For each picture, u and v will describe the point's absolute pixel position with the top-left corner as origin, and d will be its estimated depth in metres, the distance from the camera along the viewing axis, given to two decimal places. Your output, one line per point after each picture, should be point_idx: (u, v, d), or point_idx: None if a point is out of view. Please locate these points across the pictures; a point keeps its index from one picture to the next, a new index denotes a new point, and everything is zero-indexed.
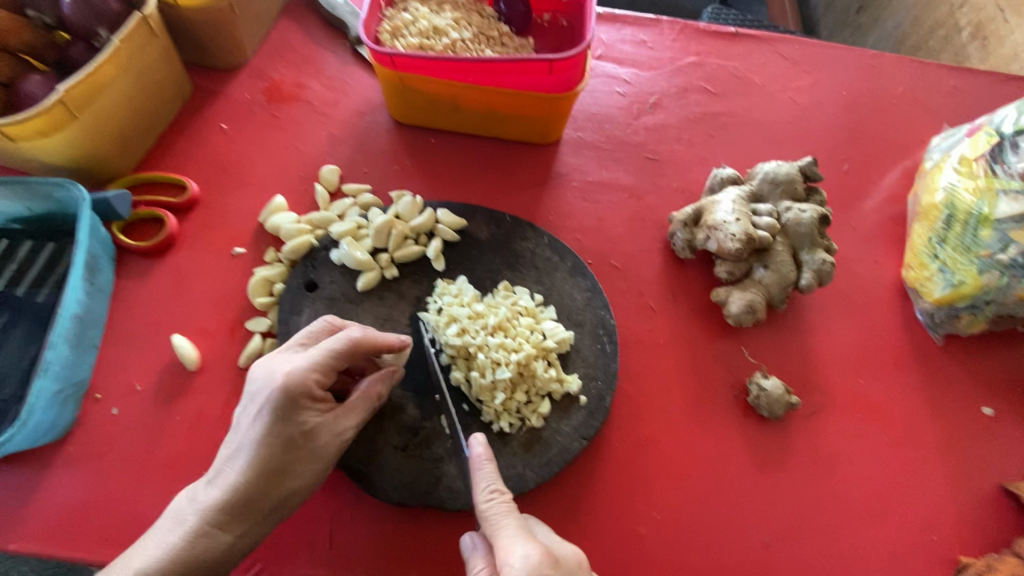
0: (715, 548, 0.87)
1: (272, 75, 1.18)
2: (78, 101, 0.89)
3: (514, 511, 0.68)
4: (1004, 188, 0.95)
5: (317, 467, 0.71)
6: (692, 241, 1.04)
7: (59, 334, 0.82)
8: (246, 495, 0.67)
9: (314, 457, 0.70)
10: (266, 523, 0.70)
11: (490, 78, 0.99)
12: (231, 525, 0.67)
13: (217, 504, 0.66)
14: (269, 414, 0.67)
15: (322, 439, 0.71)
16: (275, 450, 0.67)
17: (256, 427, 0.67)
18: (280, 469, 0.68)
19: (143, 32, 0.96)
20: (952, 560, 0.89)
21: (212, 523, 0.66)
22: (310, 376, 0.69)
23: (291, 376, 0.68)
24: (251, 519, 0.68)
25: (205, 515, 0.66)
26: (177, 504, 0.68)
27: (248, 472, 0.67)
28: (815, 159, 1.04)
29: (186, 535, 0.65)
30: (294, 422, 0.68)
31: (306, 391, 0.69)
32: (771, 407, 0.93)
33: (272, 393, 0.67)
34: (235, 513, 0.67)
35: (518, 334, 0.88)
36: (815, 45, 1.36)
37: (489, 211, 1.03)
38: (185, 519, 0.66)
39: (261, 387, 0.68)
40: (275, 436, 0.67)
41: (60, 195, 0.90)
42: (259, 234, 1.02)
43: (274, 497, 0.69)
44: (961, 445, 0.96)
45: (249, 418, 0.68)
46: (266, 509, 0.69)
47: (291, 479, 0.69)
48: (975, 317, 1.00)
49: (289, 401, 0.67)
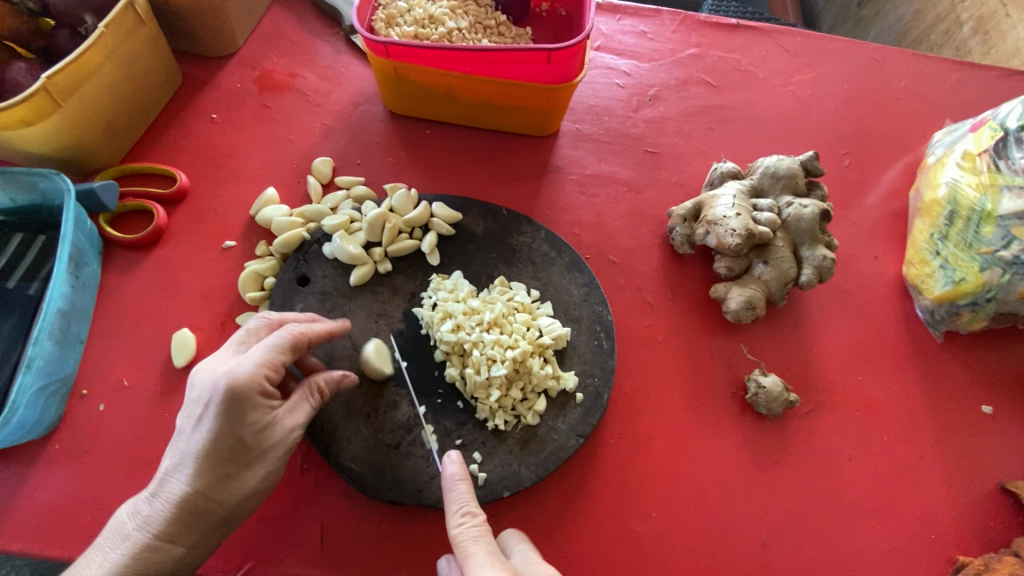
0: (713, 547, 0.85)
1: (264, 64, 1.16)
2: (62, 89, 0.86)
3: (485, 532, 0.67)
4: (1008, 184, 0.94)
5: (268, 469, 0.68)
6: (691, 235, 1.02)
7: (43, 329, 0.81)
8: (195, 503, 0.63)
9: (265, 458, 0.67)
10: (218, 531, 0.66)
11: (487, 68, 0.97)
12: (182, 536, 0.63)
13: (164, 515, 0.62)
14: (216, 417, 0.62)
15: (271, 439, 0.67)
16: (224, 454, 0.63)
17: (201, 432, 0.63)
18: (231, 472, 0.64)
19: (129, 19, 0.94)
20: (950, 559, 0.88)
21: (161, 536, 0.62)
22: (257, 374, 0.65)
23: (239, 375, 0.64)
24: (203, 529, 0.64)
25: (153, 528, 0.61)
26: (117, 520, 0.63)
27: (196, 480, 0.63)
28: (816, 153, 1.03)
29: (131, 551, 0.60)
30: (243, 423, 0.64)
31: (254, 389, 0.65)
32: (769, 404, 0.91)
33: (217, 394, 0.62)
34: (185, 524, 0.63)
35: (513, 330, 0.86)
36: (817, 38, 1.35)
37: (485, 205, 1.02)
38: (129, 535, 0.61)
39: (204, 390, 0.64)
40: (223, 440, 0.63)
41: (44, 186, 0.88)
42: (251, 226, 1.00)
43: (227, 504, 0.65)
44: (960, 443, 0.96)
45: (192, 423, 0.63)
46: (219, 517, 0.65)
47: (242, 482, 0.66)
48: (975, 314, 0.98)
49: (239, 402, 0.63)
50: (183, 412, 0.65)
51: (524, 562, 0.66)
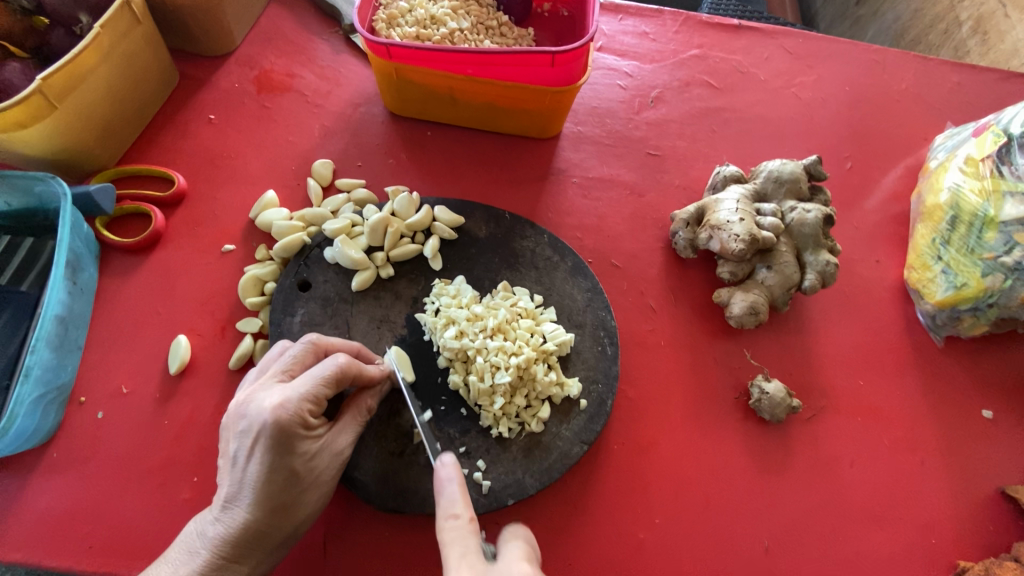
0: (716, 553, 0.85)
1: (263, 64, 1.14)
2: (57, 91, 0.85)
3: (466, 535, 0.61)
4: (1011, 190, 0.94)
5: (321, 492, 0.70)
6: (694, 240, 1.01)
7: (40, 336, 0.79)
8: (254, 529, 0.65)
9: (317, 482, 0.70)
10: (278, 551, 0.69)
11: (489, 70, 0.96)
12: (245, 557, 0.66)
13: (224, 539, 0.64)
14: (267, 450, 0.64)
15: (320, 464, 0.69)
16: (280, 483, 0.65)
17: (254, 464, 0.64)
18: (288, 500, 0.66)
19: (125, 19, 0.92)
20: (951, 564, 0.88)
21: (226, 558, 0.65)
22: (302, 406, 0.66)
23: (286, 409, 0.64)
24: (264, 550, 0.67)
25: (217, 551, 0.64)
26: (184, 538, 0.66)
27: (255, 507, 0.65)
28: (820, 158, 1.02)
29: (200, 570, 0.64)
30: (294, 454, 0.66)
31: (301, 421, 0.66)
32: (773, 410, 0.91)
33: (267, 430, 0.63)
34: (247, 547, 0.65)
35: (517, 337, 0.86)
36: (818, 39, 1.34)
37: (488, 208, 1.01)
38: (198, 553, 0.64)
39: (252, 423, 0.64)
40: (277, 471, 0.64)
41: (40, 190, 0.87)
42: (250, 230, 0.99)
43: (285, 527, 0.68)
44: (960, 447, 0.96)
45: (245, 455, 0.64)
46: (278, 539, 0.68)
47: (298, 507, 0.68)
48: (977, 319, 0.99)
49: (286, 436, 0.64)
50: (233, 443, 0.65)
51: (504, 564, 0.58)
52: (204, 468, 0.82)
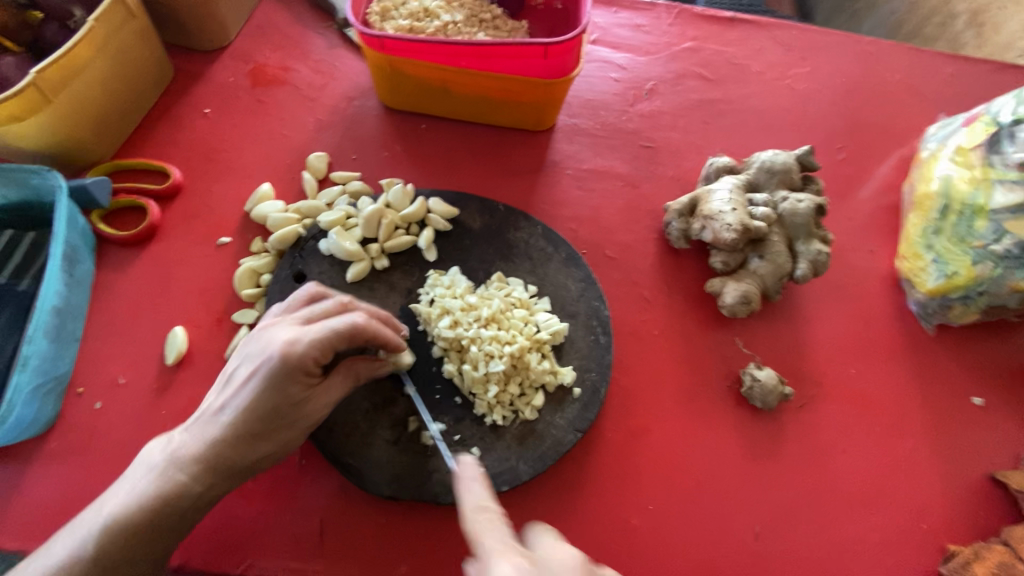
0: (709, 539, 0.87)
1: (257, 58, 1.14)
2: (52, 84, 0.85)
3: (500, 525, 0.64)
4: (1000, 178, 0.94)
5: (292, 435, 0.71)
6: (687, 230, 1.02)
7: (37, 327, 0.80)
8: (220, 454, 0.67)
9: (291, 426, 0.71)
10: (237, 480, 0.70)
11: (482, 62, 0.97)
12: (206, 477, 0.67)
13: (191, 456, 0.67)
14: (265, 379, 0.66)
15: (305, 409, 0.70)
16: (262, 414, 0.67)
17: (249, 389, 0.67)
18: (262, 432, 0.68)
19: (119, 13, 0.92)
20: (940, 548, 0.89)
21: (190, 470, 0.67)
22: (310, 353, 0.67)
23: (295, 348, 0.66)
24: (224, 475, 0.68)
25: (185, 461, 0.67)
26: (163, 441, 0.69)
27: (231, 429, 0.67)
28: (812, 148, 1.03)
29: (165, 474, 0.66)
30: (286, 391, 0.67)
31: (306, 365, 0.68)
32: (764, 398, 0.92)
33: (273, 361, 0.66)
34: (211, 467, 0.67)
35: (511, 327, 0.87)
36: (813, 31, 1.35)
37: (482, 200, 1.01)
38: (169, 458, 0.67)
39: (263, 351, 0.67)
40: (265, 401, 0.67)
41: (36, 183, 0.87)
42: (246, 223, 1.00)
43: (250, 458, 0.69)
44: (951, 434, 0.97)
45: (244, 377, 0.68)
46: (239, 467, 0.69)
47: (268, 442, 0.70)
48: (967, 307, 1.00)
49: (287, 372, 0.66)
50: (238, 364, 0.69)
51: (542, 549, 0.61)
52: None
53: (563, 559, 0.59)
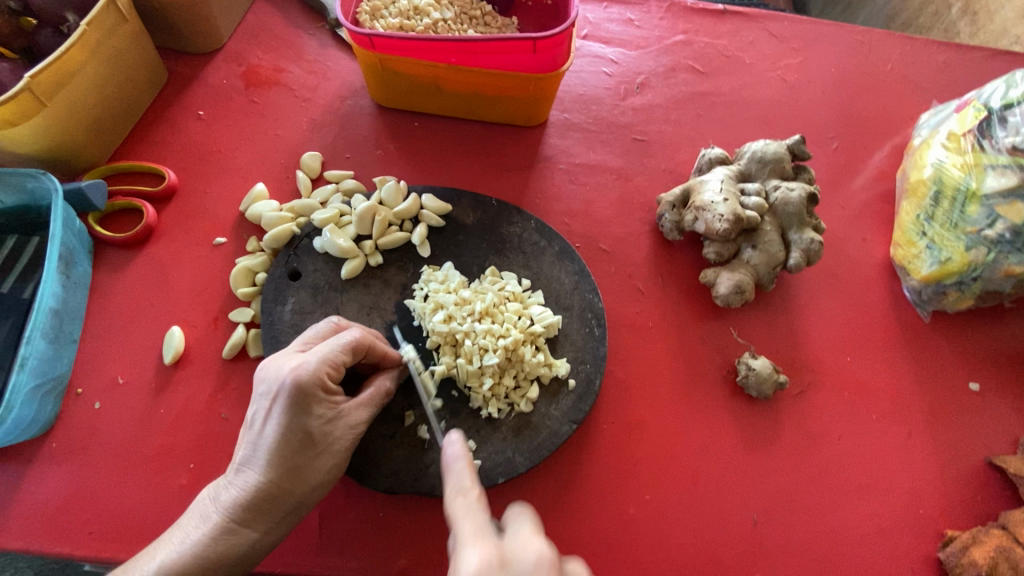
0: (706, 528, 0.87)
1: (250, 59, 1.15)
2: (45, 87, 0.86)
3: (478, 510, 0.63)
4: (992, 163, 0.94)
5: (335, 461, 0.70)
6: (680, 222, 1.02)
7: (35, 328, 0.81)
8: (267, 492, 0.66)
9: (331, 450, 0.70)
10: (288, 520, 0.68)
11: (472, 59, 0.97)
12: (255, 522, 0.66)
13: (237, 502, 0.65)
14: (283, 409, 0.66)
15: (338, 429, 0.70)
16: (294, 444, 0.66)
17: (271, 424, 0.66)
18: (300, 462, 0.67)
19: (111, 16, 0.93)
20: (939, 533, 0.89)
21: (237, 521, 0.65)
22: (321, 369, 0.68)
23: (304, 369, 0.67)
24: (275, 516, 0.67)
25: (229, 513, 0.65)
26: (199, 504, 0.67)
27: (267, 469, 0.66)
28: (804, 137, 1.03)
29: (210, 533, 0.64)
30: (309, 416, 0.67)
31: (320, 383, 0.68)
32: (760, 386, 0.92)
33: (285, 388, 0.66)
34: (259, 511, 0.66)
35: (505, 320, 0.87)
36: (804, 22, 1.35)
37: (475, 195, 1.02)
38: (209, 517, 0.65)
39: (272, 384, 0.67)
40: (293, 431, 0.66)
41: (32, 186, 0.88)
42: (241, 223, 1.00)
43: (297, 493, 0.67)
44: (947, 419, 0.97)
45: (262, 416, 0.67)
46: (289, 505, 0.67)
47: (310, 473, 0.68)
48: (962, 293, 1.00)
49: (304, 395, 0.66)
50: (253, 406, 0.68)
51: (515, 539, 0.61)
52: (200, 455, 0.83)
53: (530, 561, 0.57)
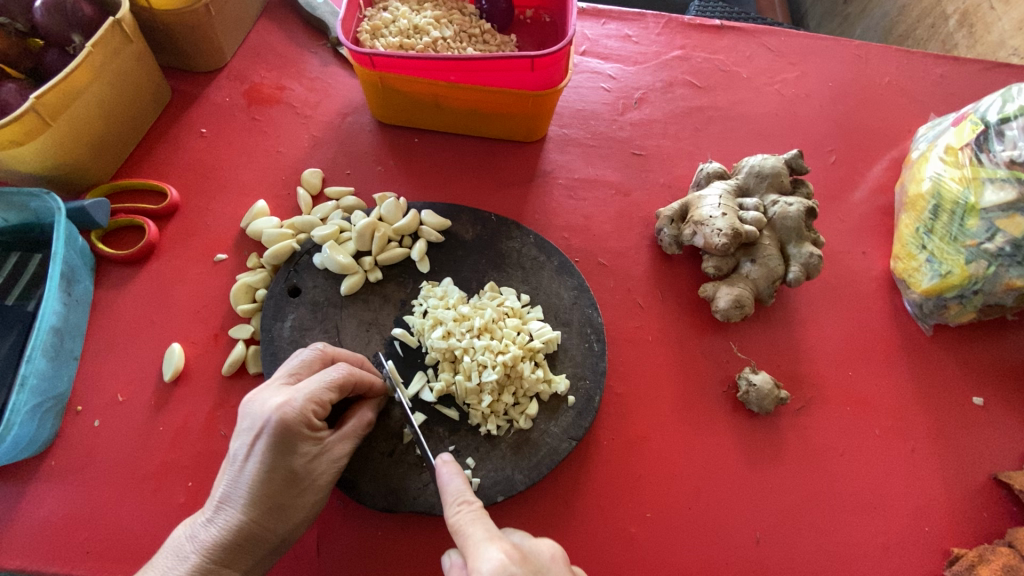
0: (708, 546, 0.86)
1: (252, 77, 1.17)
2: (51, 108, 0.87)
3: (484, 515, 0.64)
4: (990, 177, 0.94)
5: (317, 497, 0.70)
6: (679, 236, 1.02)
7: (35, 346, 0.81)
8: (248, 531, 0.65)
9: (315, 486, 0.70)
10: (268, 558, 0.68)
11: (471, 76, 0.98)
12: (236, 561, 0.65)
13: (217, 542, 0.64)
14: (267, 447, 0.65)
15: (320, 465, 0.70)
16: (277, 482, 0.66)
17: (254, 462, 0.65)
18: (283, 501, 0.67)
19: (116, 37, 0.95)
20: (945, 551, 0.88)
21: (216, 561, 0.64)
22: (306, 407, 0.68)
23: (289, 407, 0.67)
24: (256, 555, 0.66)
25: (208, 553, 0.64)
26: (175, 541, 0.65)
27: (249, 507, 0.65)
28: (801, 151, 1.03)
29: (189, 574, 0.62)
30: (293, 454, 0.67)
31: (305, 421, 0.68)
32: (761, 402, 0.92)
33: (269, 427, 0.65)
34: (241, 550, 0.65)
35: (503, 336, 0.87)
36: (801, 37, 1.36)
37: (475, 211, 1.03)
38: (187, 557, 0.63)
39: (255, 421, 0.66)
40: (276, 470, 0.66)
41: (36, 206, 0.90)
42: (241, 240, 1.01)
43: (280, 531, 0.67)
44: (951, 434, 0.96)
45: (245, 453, 0.66)
46: (271, 544, 0.67)
47: (293, 511, 0.68)
48: (963, 306, 0.99)
49: (288, 434, 0.66)
50: (235, 441, 0.67)
51: (523, 540, 0.63)
52: (199, 473, 0.83)
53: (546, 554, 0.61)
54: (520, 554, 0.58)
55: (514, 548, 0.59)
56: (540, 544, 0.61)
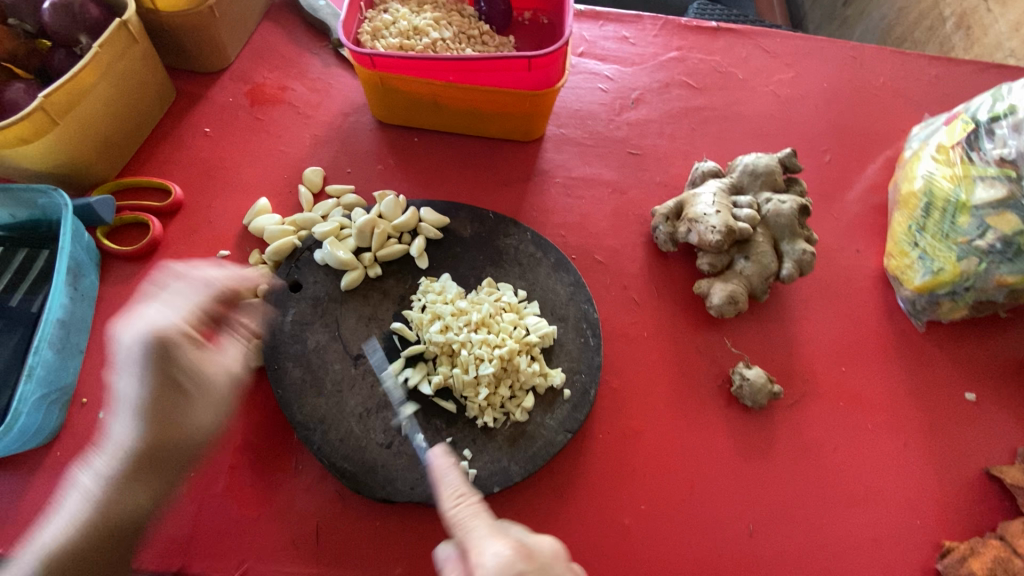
0: (701, 538, 0.87)
1: (255, 78, 1.19)
2: (58, 107, 0.89)
3: (483, 510, 0.66)
4: (981, 175, 0.95)
5: (205, 409, 0.71)
6: (674, 234, 1.04)
7: (43, 339, 0.83)
8: (142, 448, 0.67)
9: (196, 399, 0.70)
10: (174, 472, 0.71)
11: (469, 76, 1.00)
12: (139, 478, 0.68)
13: (112, 468, 0.67)
14: (140, 366, 0.64)
15: (198, 380, 0.70)
16: (155, 398, 0.66)
17: (131, 379, 0.65)
18: (168, 413, 0.67)
19: (122, 39, 0.97)
20: (937, 544, 0.89)
21: (118, 483, 0.67)
22: (174, 326, 0.66)
23: (158, 325, 0.65)
24: (159, 465, 0.69)
25: (108, 481, 0.67)
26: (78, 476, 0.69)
27: (135, 425, 0.66)
28: (794, 150, 1.05)
29: (94, 502, 0.66)
30: (169, 368, 0.66)
31: (180, 338, 0.66)
32: (754, 396, 0.93)
33: (137, 346, 0.64)
34: (142, 463, 0.67)
35: (500, 330, 0.89)
36: (796, 38, 1.38)
37: (473, 208, 1.04)
38: (88, 490, 0.67)
39: (124, 340, 0.65)
40: (154, 387, 0.65)
41: (43, 202, 0.91)
42: (244, 236, 1.03)
43: (173, 443, 0.69)
44: (943, 429, 0.98)
45: (120, 372, 0.66)
46: (171, 454, 0.69)
47: (181, 423, 0.69)
48: (955, 303, 1.00)
49: (161, 351, 0.64)
50: (115, 364, 0.67)
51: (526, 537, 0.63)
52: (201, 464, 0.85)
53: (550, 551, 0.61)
54: (525, 550, 0.59)
55: (519, 544, 0.60)
56: (544, 541, 0.62)
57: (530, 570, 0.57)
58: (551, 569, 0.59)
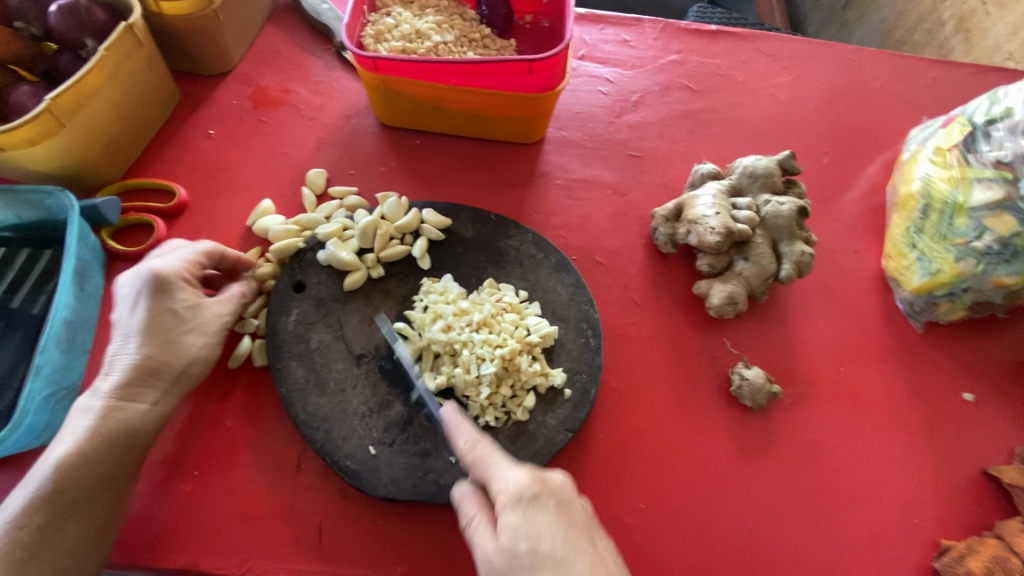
0: (700, 536, 0.88)
1: (259, 81, 1.20)
2: (65, 109, 0.90)
3: (497, 448, 0.71)
4: (978, 176, 0.97)
5: (207, 340, 0.82)
6: (673, 235, 1.05)
7: (50, 338, 0.83)
8: (145, 366, 0.77)
9: (201, 330, 0.82)
10: (172, 396, 0.80)
11: (471, 79, 1.01)
12: (142, 395, 0.77)
13: (116, 386, 0.76)
14: (147, 294, 0.78)
15: (203, 316, 0.82)
16: (159, 322, 0.78)
17: (139, 309, 0.78)
18: (170, 336, 0.79)
19: (128, 42, 0.98)
20: (935, 543, 0.90)
21: (123, 397, 0.76)
22: (180, 267, 0.82)
23: (164, 267, 0.80)
24: (162, 386, 0.78)
25: (112, 394, 0.75)
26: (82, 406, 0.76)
27: (141, 345, 0.77)
28: (792, 153, 1.06)
29: (99, 413, 0.73)
30: (173, 299, 0.80)
31: (182, 278, 0.81)
32: (753, 396, 0.94)
33: (146, 280, 0.78)
34: (145, 382, 0.77)
35: (501, 330, 0.90)
36: (795, 41, 1.39)
37: (474, 210, 1.05)
38: (92, 406, 0.74)
39: (133, 283, 0.79)
40: (159, 312, 0.78)
41: (49, 203, 0.93)
42: (248, 237, 1.04)
43: (176, 364, 0.79)
44: (941, 428, 0.98)
45: (128, 308, 0.79)
46: (173, 375, 0.79)
47: (183, 347, 0.80)
48: (954, 304, 1.01)
49: (168, 284, 0.80)
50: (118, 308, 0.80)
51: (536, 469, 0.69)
52: (204, 462, 0.86)
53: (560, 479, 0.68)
54: (540, 478, 0.65)
55: (534, 473, 0.66)
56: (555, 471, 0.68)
57: (545, 495, 0.63)
58: (563, 494, 0.65)
